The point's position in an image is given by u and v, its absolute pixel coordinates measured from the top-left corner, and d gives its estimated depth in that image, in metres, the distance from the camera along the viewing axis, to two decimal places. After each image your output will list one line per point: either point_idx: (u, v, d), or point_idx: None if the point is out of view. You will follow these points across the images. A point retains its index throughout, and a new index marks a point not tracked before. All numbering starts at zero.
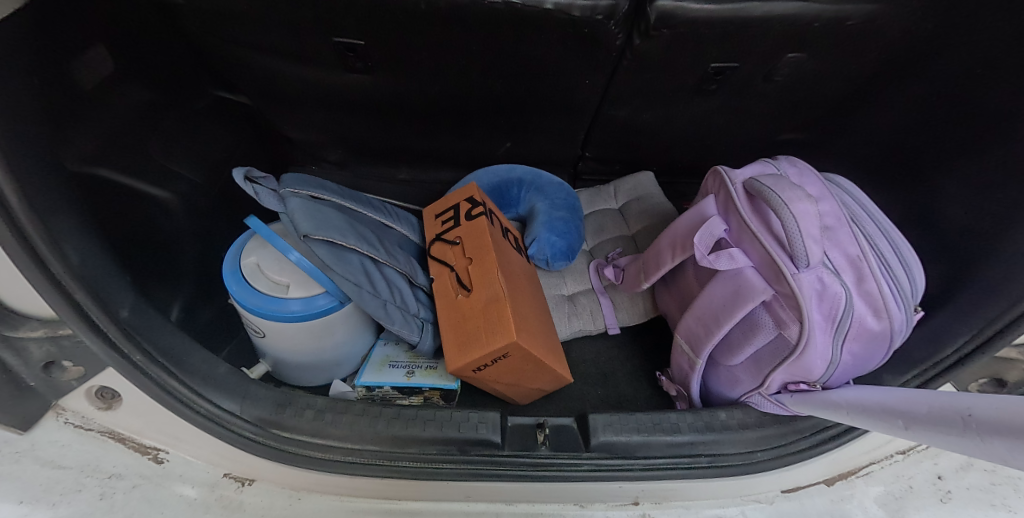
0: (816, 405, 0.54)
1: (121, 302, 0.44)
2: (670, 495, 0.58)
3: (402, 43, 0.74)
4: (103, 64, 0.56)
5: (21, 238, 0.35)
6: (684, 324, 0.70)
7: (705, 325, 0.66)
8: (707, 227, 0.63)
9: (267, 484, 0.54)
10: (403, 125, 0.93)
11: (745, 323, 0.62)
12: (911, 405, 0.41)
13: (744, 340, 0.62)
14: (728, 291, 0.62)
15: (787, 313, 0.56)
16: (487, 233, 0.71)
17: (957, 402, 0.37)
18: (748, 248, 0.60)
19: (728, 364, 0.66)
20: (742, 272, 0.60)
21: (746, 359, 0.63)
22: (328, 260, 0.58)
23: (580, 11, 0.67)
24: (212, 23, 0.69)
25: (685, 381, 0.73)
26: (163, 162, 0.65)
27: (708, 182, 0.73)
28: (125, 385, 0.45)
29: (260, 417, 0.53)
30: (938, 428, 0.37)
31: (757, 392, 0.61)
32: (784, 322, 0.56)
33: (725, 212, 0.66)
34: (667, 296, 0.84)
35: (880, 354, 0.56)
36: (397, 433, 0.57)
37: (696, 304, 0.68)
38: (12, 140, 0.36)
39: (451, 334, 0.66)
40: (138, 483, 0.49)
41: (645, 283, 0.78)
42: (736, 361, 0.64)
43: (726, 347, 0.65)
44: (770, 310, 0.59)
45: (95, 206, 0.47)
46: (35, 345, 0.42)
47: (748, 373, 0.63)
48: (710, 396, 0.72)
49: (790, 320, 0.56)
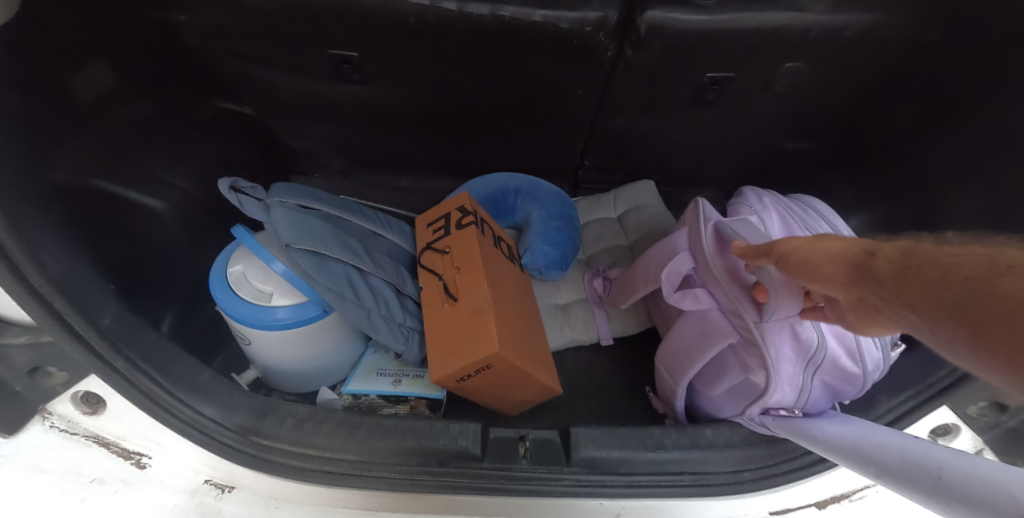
0: (794, 431, 0.55)
1: (103, 311, 0.46)
2: (653, 514, 0.56)
3: (396, 54, 0.74)
4: (105, 79, 0.58)
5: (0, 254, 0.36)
6: (661, 355, 0.71)
7: (679, 361, 0.66)
8: (673, 265, 0.64)
9: (249, 492, 0.54)
10: (401, 134, 0.93)
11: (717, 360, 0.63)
12: (887, 454, 0.40)
13: (719, 377, 0.63)
14: (699, 330, 0.63)
15: (753, 360, 0.58)
16: (476, 242, 0.71)
17: (931, 461, 0.37)
18: (717, 292, 0.60)
19: (705, 394, 0.67)
20: (709, 314, 0.62)
21: (725, 389, 0.64)
22: (310, 270, 0.58)
23: (569, 23, 0.69)
24: (215, 38, 0.72)
25: (670, 401, 0.72)
26: (158, 172, 0.67)
27: (687, 214, 0.72)
28: (108, 391, 0.47)
29: (240, 424, 0.54)
30: (905, 479, 0.37)
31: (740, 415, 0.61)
32: (753, 367, 0.58)
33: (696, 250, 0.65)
34: (660, 313, 0.83)
35: (852, 390, 0.58)
36: (376, 443, 0.57)
37: (670, 339, 0.69)
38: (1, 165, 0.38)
39: (437, 345, 0.66)
40: (120, 488, 0.50)
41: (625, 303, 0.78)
42: (712, 393, 0.65)
43: (702, 380, 0.66)
44: (739, 353, 0.60)
45: (83, 217, 0.49)
46: (18, 352, 0.44)
47: (724, 406, 0.65)
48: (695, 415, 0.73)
49: (756, 367, 0.57)
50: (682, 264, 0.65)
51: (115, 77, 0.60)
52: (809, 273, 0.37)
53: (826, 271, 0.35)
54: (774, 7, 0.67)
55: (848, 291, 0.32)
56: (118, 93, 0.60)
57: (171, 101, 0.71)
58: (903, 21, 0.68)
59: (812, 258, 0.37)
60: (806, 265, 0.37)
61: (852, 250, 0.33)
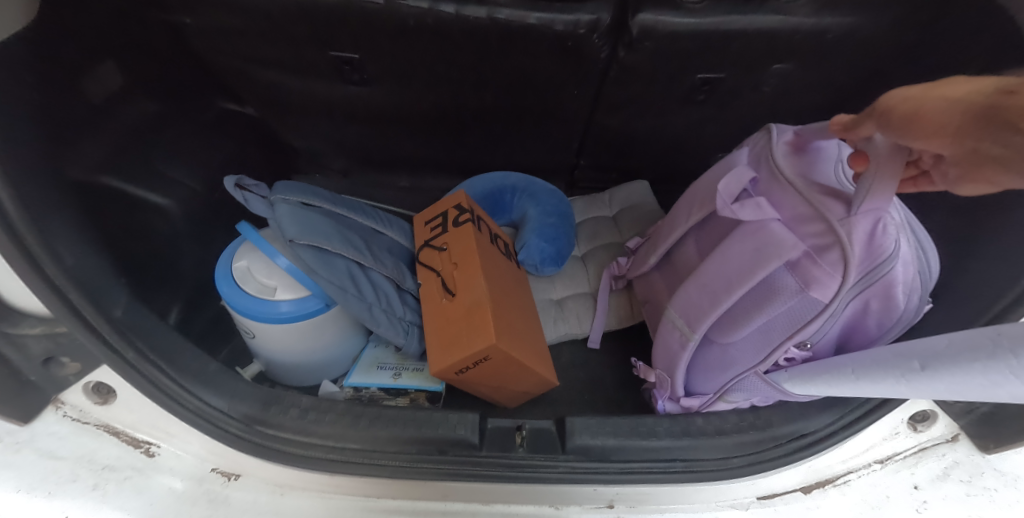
0: (819, 374, 0.53)
1: (114, 303, 0.48)
2: (645, 499, 0.58)
3: (395, 55, 0.77)
4: (114, 79, 0.60)
5: (30, 258, 0.39)
6: (687, 295, 0.69)
7: (713, 294, 0.64)
8: (735, 175, 0.63)
9: (254, 480, 0.56)
10: (400, 134, 0.95)
11: (764, 286, 0.59)
12: (921, 347, 0.42)
13: (756, 309, 0.60)
14: (753, 248, 0.59)
15: (819, 268, 0.53)
16: (473, 238, 0.73)
17: (970, 334, 0.39)
18: (784, 199, 0.58)
19: (734, 336, 0.64)
20: (767, 225, 0.58)
21: (764, 325, 0.60)
22: (314, 265, 0.61)
23: (563, 25, 0.71)
24: (219, 40, 0.74)
25: (675, 364, 0.71)
26: (164, 171, 0.69)
27: (751, 139, 0.71)
28: (118, 381, 0.49)
29: (247, 414, 0.56)
30: (968, 363, 0.38)
31: (751, 371, 0.62)
32: (816, 279, 0.53)
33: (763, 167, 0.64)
34: (657, 282, 0.84)
35: (878, 334, 0.55)
36: (378, 432, 0.59)
37: (707, 270, 0.66)
38: (28, 172, 0.40)
39: (435, 338, 0.68)
40: (130, 475, 0.51)
41: (651, 257, 0.82)
42: (741, 334, 0.62)
43: (736, 317, 0.63)
44: (795, 272, 0.56)
45: (96, 214, 0.51)
46: (35, 341, 0.45)
47: (759, 346, 0.61)
48: (694, 382, 0.72)
49: (822, 276, 0.53)
50: (747, 173, 0.63)
51: (123, 78, 0.61)
52: (916, 127, 0.37)
53: (936, 124, 0.35)
54: (761, 11, 0.69)
55: (965, 139, 0.33)
56: (126, 93, 0.62)
57: (176, 101, 0.73)
58: (885, 25, 0.71)
59: (923, 110, 0.36)
60: (914, 119, 0.37)
61: (974, 94, 0.33)
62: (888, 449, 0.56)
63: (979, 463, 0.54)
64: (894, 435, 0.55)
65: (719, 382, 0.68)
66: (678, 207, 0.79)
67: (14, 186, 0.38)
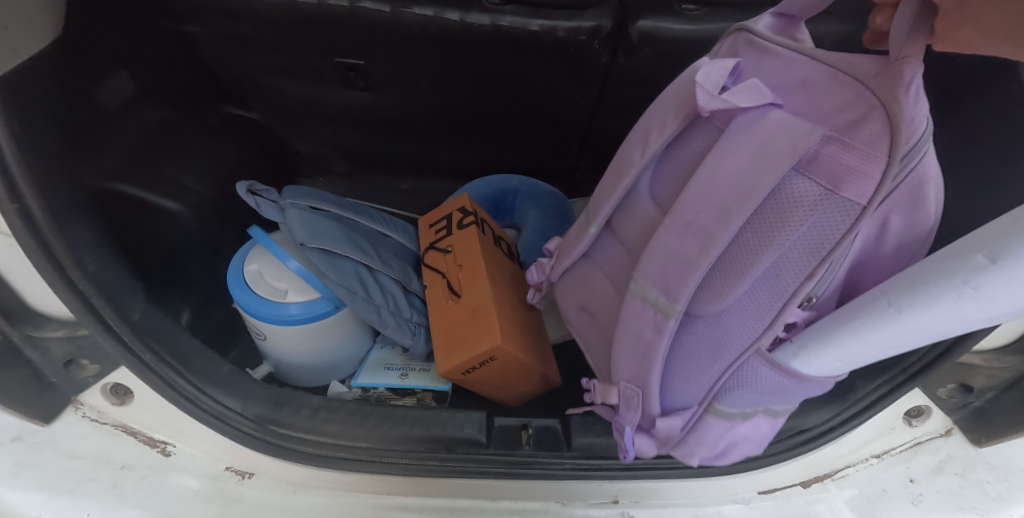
0: (861, 321, 0.34)
1: (132, 307, 0.49)
2: (648, 494, 0.59)
3: (400, 62, 0.78)
4: (128, 88, 0.61)
5: (52, 260, 0.40)
6: (657, 245, 0.47)
7: (696, 233, 0.43)
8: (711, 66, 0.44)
9: (267, 478, 0.57)
10: (403, 138, 0.97)
11: (770, 203, 0.38)
12: (984, 231, 0.26)
13: (757, 247, 0.39)
14: (752, 149, 0.38)
15: (851, 157, 0.33)
16: (477, 241, 0.75)
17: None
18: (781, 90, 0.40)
19: (727, 297, 0.42)
20: (769, 114, 0.39)
21: (768, 273, 0.39)
22: (323, 268, 0.62)
23: (565, 32, 0.74)
24: (227, 47, 0.75)
25: (649, 357, 0.49)
26: (175, 176, 0.70)
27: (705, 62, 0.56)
28: (136, 382, 0.50)
29: (259, 414, 0.58)
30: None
31: (752, 347, 0.42)
32: (846, 170, 0.34)
33: (751, 55, 0.46)
34: (595, 269, 0.63)
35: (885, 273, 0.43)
36: (386, 430, 0.61)
37: (684, 201, 0.44)
38: (56, 178, 0.42)
39: (442, 339, 0.69)
40: (147, 474, 0.52)
41: (594, 223, 0.58)
42: (737, 291, 0.41)
43: (730, 263, 0.41)
44: (818, 173, 0.36)
45: (112, 219, 0.52)
46: (56, 344, 0.47)
47: (766, 304, 0.40)
48: (672, 389, 0.51)
49: (859, 165, 0.33)
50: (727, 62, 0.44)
51: (136, 85, 0.63)
52: None
53: None
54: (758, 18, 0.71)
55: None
56: (139, 100, 0.63)
57: (186, 107, 0.74)
58: None
59: None
60: None
61: None
62: (883, 444, 0.58)
63: (973, 457, 0.55)
64: (889, 430, 0.57)
65: (702, 388, 0.48)
66: (621, 152, 0.58)
67: (44, 194, 0.39)
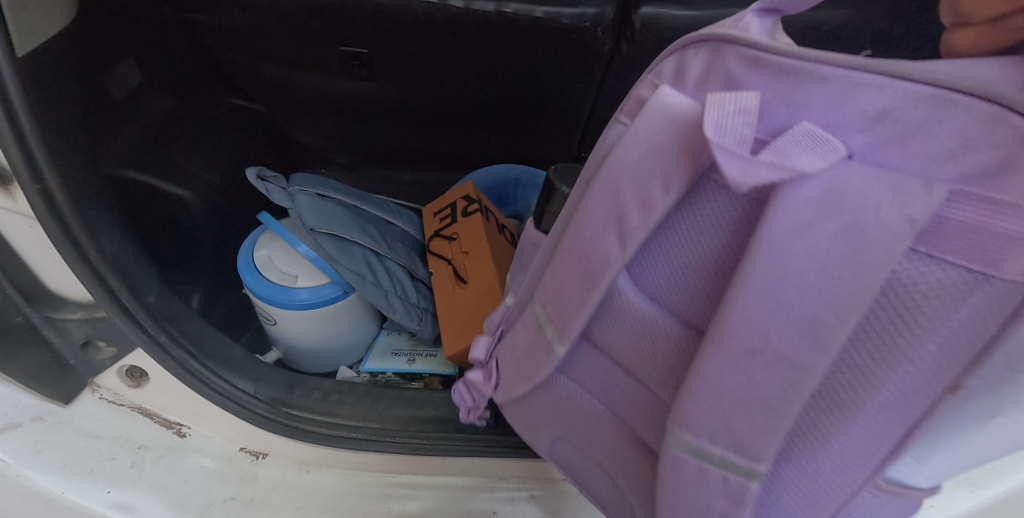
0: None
1: (147, 289, 0.50)
2: None
3: (404, 50, 0.79)
4: (134, 74, 0.61)
5: (69, 238, 0.41)
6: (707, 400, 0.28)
7: (779, 372, 0.25)
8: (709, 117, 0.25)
9: (281, 458, 0.59)
10: (407, 129, 0.97)
11: (879, 307, 0.23)
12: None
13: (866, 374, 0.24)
14: (842, 242, 0.22)
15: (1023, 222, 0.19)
16: (483, 228, 0.75)
17: None
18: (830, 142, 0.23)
19: (830, 442, 0.27)
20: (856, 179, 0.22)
21: (890, 398, 0.24)
22: (333, 252, 0.64)
23: (568, 19, 0.74)
24: (232, 35, 0.75)
25: None
26: (183, 164, 0.70)
27: None
28: (152, 365, 0.51)
29: (273, 397, 0.60)
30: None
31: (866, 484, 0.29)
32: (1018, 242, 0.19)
33: (729, 71, 0.28)
34: (574, 394, 0.41)
35: None
36: (397, 412, 0.63)
37: (736, 324, 0.26)
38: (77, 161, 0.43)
39: (450, 323, 0.70)
40: (163, 454, 0.53)
41: (559, 342, 0.37)
42: (841, 435, 0.26)
43: (828, 396, 0.26)
44: (951, 249, 0.21)
45: (126, 203, 0.53)
46: (75, 326, 0.47)
47: (882, 439, 0.26)
48: None
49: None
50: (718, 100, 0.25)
51: (143, 73, 0.63)
52: None
53: None
54: None
55: None
56: (146, 88, 0.64)
57: (193, 96, 0.75)
58: None
59: None
60: None
61: None
62: None
63: None
64: None
65: None
66: (583, 236, 0.33)
67: (65, 177, 0.40)
